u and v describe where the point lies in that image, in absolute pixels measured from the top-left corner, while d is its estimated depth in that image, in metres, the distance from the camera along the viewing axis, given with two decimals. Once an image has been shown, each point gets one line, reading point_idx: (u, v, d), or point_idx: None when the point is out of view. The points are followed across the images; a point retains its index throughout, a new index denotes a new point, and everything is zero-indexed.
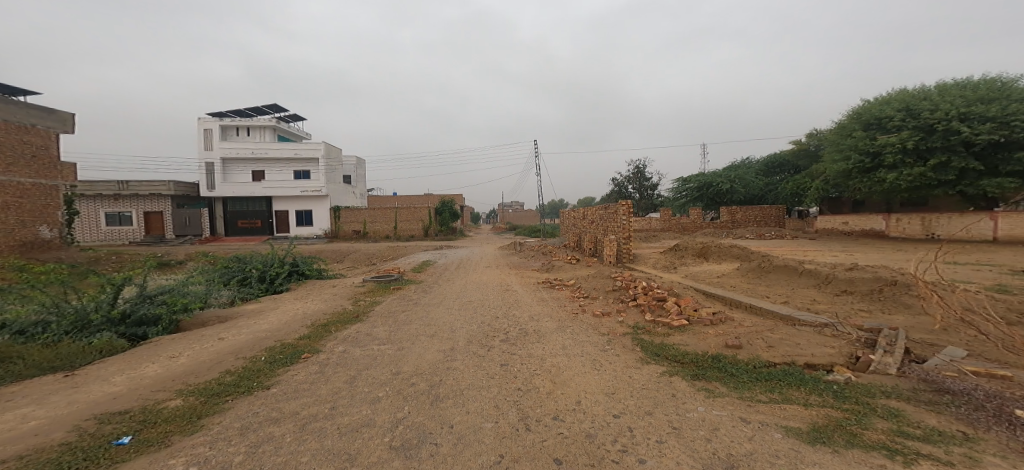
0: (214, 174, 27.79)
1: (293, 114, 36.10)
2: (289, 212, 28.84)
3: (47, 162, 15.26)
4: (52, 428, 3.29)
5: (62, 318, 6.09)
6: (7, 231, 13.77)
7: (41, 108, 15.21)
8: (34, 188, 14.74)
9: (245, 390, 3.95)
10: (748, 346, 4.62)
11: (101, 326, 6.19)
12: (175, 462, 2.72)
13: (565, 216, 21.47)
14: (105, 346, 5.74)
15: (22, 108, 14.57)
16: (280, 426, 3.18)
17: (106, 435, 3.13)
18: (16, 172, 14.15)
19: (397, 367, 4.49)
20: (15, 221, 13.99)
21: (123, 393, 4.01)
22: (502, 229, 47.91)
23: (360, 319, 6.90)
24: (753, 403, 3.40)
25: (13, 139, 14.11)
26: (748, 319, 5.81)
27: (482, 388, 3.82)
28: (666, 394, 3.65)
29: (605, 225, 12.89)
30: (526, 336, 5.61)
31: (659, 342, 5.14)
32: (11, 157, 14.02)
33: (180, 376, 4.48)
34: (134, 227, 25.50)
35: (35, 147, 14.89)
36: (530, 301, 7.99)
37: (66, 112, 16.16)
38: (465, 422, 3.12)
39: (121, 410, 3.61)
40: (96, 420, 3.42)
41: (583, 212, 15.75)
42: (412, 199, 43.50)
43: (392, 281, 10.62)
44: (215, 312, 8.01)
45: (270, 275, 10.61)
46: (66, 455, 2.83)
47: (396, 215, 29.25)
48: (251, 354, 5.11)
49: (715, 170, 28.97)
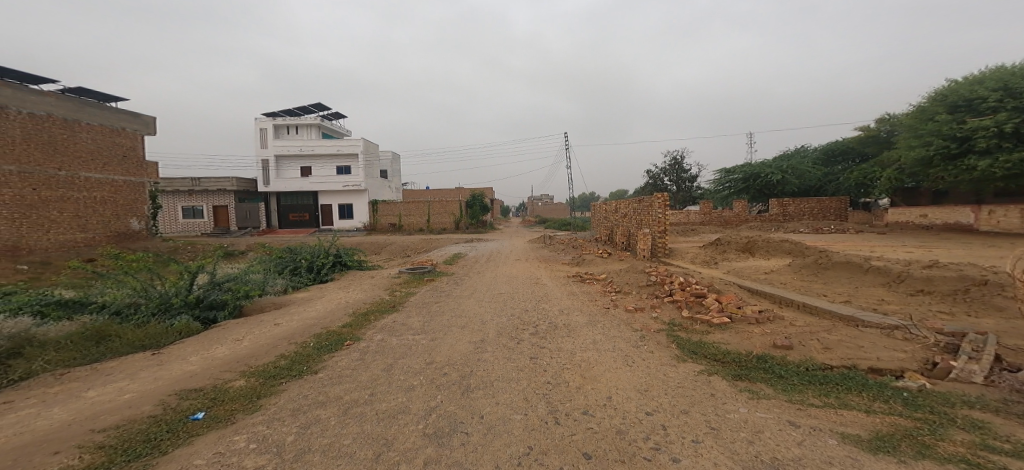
0: (268, 170, 29.67)
1: (335, 112, 37.64)
2: (332, 206, 30.35)
3: (136, 162, 18.20)
4: (142, 401, 3.71)
5: (150, 301, 6.80)
6: (104, 223, 16.60)
7: (129, 113, 17.90)
8: (125, 184, 17.64)
9: (297, 373, 4.24)
10: (800, 347, 4.35)
11: (181, 308, 6.91)
12: (238, 438, 2.99)
13: (595, 209, 21.10)
14: (184, 327, 6.39)
15: (115, 113, 17.36)
16: (326, 408, 3.39)
17: (185, 410, 3.49)
18: (111, 171, 17.03)
19: (431, 357, 4.62)
20: (111, 215, 16.88)
21: (197, 372, 4.44)
22: (533, 222, 47.71)
23: (396, 308, 7.20)
24: (804, 407, 3.21)
25: (109, 142, 17.00)
26: (801, 318, 5.47)
27: (513, 380, 3.85)
28: (703, 394, 3.51)
29: (638, 219, 12.50)
30: (556, 330, 5.59)
31: (696, 339, 4.95)
32: (108, 158, 16.92)
33: (243, 357, 4.89)
34: (204, 220, 28.02)
35: (126, 149, 17.81)
36: (561, 294, 8.04)
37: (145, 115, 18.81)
38: (496, 413, 3.17)
39: (195, 388, 3.99)
40: (177, 395, 3.81)
41: (615, 204, 15.36)
42: (444, 193, 44.49)
43: (425, 273, 10.94)
44: (271, 298, 8.65)
45: (318, 265, 11.29)
46: (153, 427, 3.19)
47: (428, 208, 29.83)
48: (302, 340, 5.46)
49: (765, 159, 27.17)
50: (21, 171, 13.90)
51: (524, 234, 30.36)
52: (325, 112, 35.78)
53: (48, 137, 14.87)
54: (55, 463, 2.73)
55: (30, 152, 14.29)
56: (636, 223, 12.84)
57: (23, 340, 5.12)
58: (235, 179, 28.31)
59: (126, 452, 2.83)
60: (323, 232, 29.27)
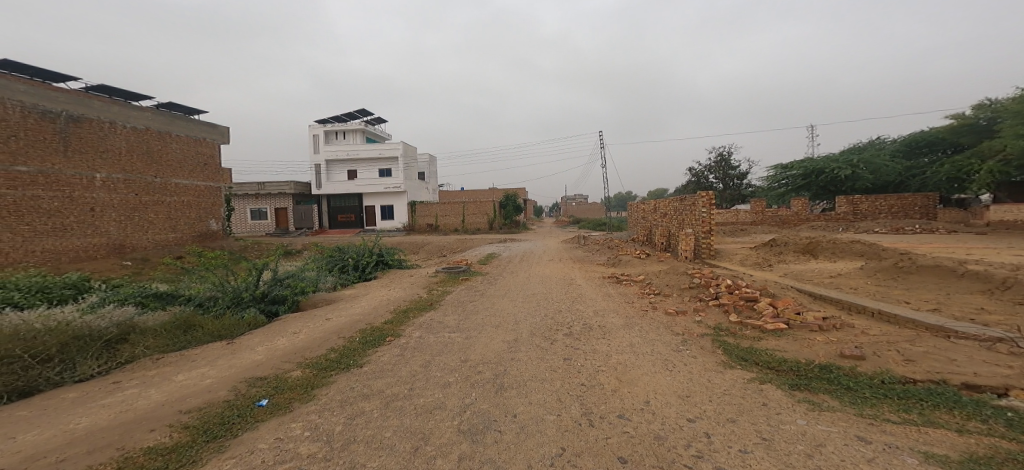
0: (321, 174, 31.46)
1: (378, 117, 39.22)
2: (375, 207, 31.61)
3: (213, 168, 20.06)
4: (218, 386, 4.07)
5: (226, 294, 7.44)
6: (190, 225, 18.63)
7: (207, 124, 19.69)
8: (205, 189, 19.61)
9: (345, 366, 4.47)
10: (873, 358, 3.98)
11: (250, 302, 7.50)
12: (294, 425, 3.19)
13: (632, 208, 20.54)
14: (252, 319, 6.95)
15: (197, 124, 19.19)
16: (370, 401, 3.54)
17: (253, 396, 3.79)
18: (194, 177, 18.95)
19: (465, 355, 4.69)
20: (195, 217, 18.90)
21: (262, 362, 4.80)
22: (567, 222, 47.11)
23: (433, 306, 7.39)
24: (877, 422, 2.93)
25: (193, 151, 18.91)
26: (876, 327, 5.00)
27: (545, 381, 3.83)
28: (753, 402, 3.31)
29: (680, 219, 11.98)
30: (591, 331, 5.49)
31: (745, 345, 4.68)
32: (192, 166, 18.84)
33: (300, 349, 5.22)
34: (268, 221, 30.35)
35: (206, 157, 19.67)
36: (596, 295, 7.89)
37: (221, 125, 20.51)
38: (529, 412, 3.16)
39: (260, 376, 4.31)
40: (246, 382, 4.14)
41: (654, 204, 14.86)
42: (477, 193, 45.12)
43: (461, 272, 11.13)
44: (324, 295, 9.19)
45: (363, 264, 11.84)
46: (226, 411, 3.48)
47: (463, 209, 30.24)
48: (349, 335, 5.75)
49: (831, 154, 25.14)
50: (125, 179, 15.87)
51: (558, 233, 30.11)
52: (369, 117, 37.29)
53: (146, 149, 16.83)
54: (150, 440, 3.06)
55: (132, 162, 16.25)
56: (677, 222, 12.31)
57: (129, 327, 5.80)
58: (292, 183, 30.22)
59: (205, 433, 3.12)
60: (366, 232, 30.53)
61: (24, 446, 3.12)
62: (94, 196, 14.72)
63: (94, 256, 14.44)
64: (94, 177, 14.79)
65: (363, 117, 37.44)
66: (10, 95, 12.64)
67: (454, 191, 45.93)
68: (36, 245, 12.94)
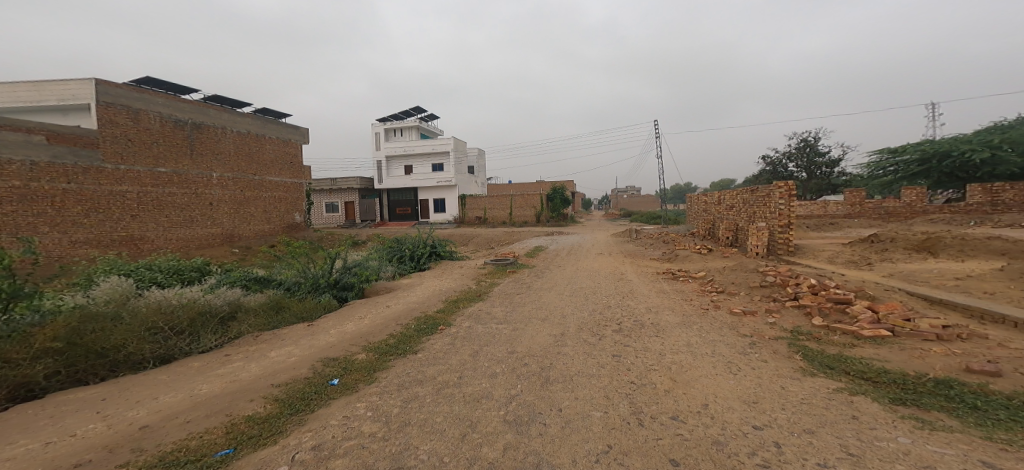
0: (381, 170, 33.23)
1: (432, 114, 40.49)
2: (428, 201, 32.75)
3: (299, 167, 21.88)
4: (299, 364, 4.49)
5: (307, 280, 8.17)
6: (281, 217, 20.61)
7: (291, 126, 21.46)
8: (293, 186, 21.50)
9: (402, 352, 4.72)
10: (1013, 376, 3.40)
11: (326, 289, 8.17)
12: (359, 405, 3.43)
13: (693, 201, 19.51)
14: (327, 304, 7.56)
15: (285, 127, 21.03)
16: (422, 387, 3.71)
17: (324, 375, 4.13)
18: (284, 175, 20.85)
19: (512, 347, 4.74)
20: (286, 210, 20.92)
21: (335, 344, 5.20)
22: (617, 214, 45.71)
23: (482, 297, 7.54)
24: (1011, 447, 2.49)
25: (283, 152, 20.82)
26: (1017, 340, 4.26)
27: (592, 377, 3.77)
28: (839, 415, 3.01)
29: (750, 212, 11.12)
30: (642, 329, 5.30)
31: (835, 353, 4.25)
32: (282, 165, 20.76)
33: (363, 334, 5.59)
34: (338, 213, 32.85)
35: (293, 157, 21.53)
36: (649, 291, 7.60)
37: (304, 128, 22.25)
38: (574, 407, 3.14)
39: (332, 357, 4.68)
40: (321, 362, 4.52)
41: (720, 195, 13.87)
42: (525, 186, 45.17)
43: (509, 264, 11.24)
44: (383, 283, 9.75)
45: (417, 254, 12.38)
46: (303, 388, 3.83)
47: (510, 202, 30.33)
48: (405, 322, 6.06)
49: (964, 135, 20.94)
50: (234, 177, 18.03)
51: (608, 227, 29.38)
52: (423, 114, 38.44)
53: (248, 151, 18.89)
54: (247, 410, 3.45)
55: (238, 162, 18.39)
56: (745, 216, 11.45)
57: (237, 306, 6.59)
58: (359, 178, 32.25)
59: (289, 406, 3.46)
60: (421, 225, 31.74)
61: (159, 407, 3.65)
62: (211, 193, 17.01)
63: (212, 244, 16.84)
64: (211, 176, 17.04)
65: (419, 114, 38.79)
66: (153, 107, 14.78)
67: (503, 184, 46.18)
68: (173, 235, 15.38)
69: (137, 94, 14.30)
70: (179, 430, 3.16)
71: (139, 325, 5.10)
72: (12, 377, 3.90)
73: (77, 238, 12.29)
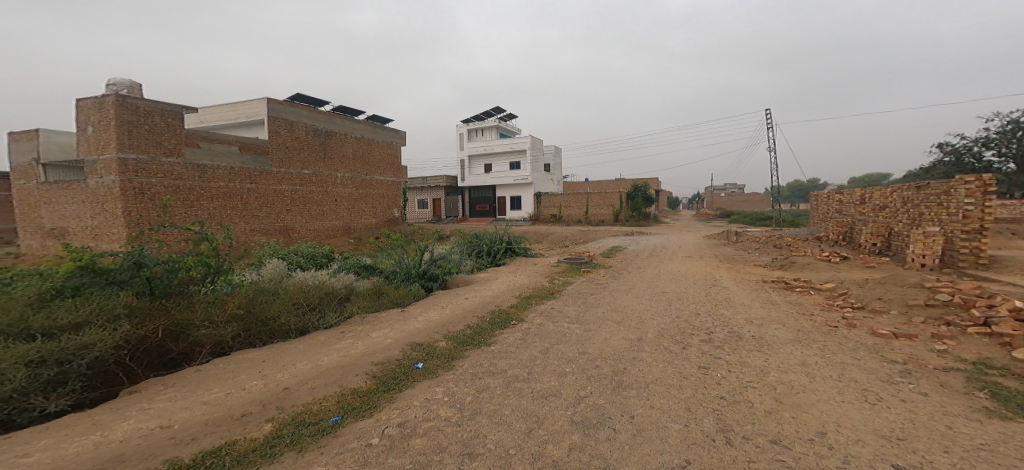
0: (464, 168, 34.79)
1: (511, 113, 41.15)
2: (506, 198, 33.51)
3: (399, 168, 23.67)
4: (392, 347, 4.90)
5: (401, 269, 8.88)
6: (384, 213, 22.50)
7: (393, 130, 23.18)
8: (395, 185, 23.33)
9: (477, 343, 4.92)
10: None
11: (414, 278, 8.81)
12: (438, 389, 3.67)
13: (818, 200, 17.24)
14: (416, 292, 8.14)
15: (391, 133, 22.94)
16: (494, 378, 3.83)
17: (412, 359, 4.47)
18: (388, 175, 22.74)
19: (584, 347, 4.67)
20: (389, 205, 22.86)
21: (421, 330, 5.57)
22: (709, 214, 42.22)
23: (555, 296, 7.53)
24: None
25: (389, 154, 22.75)
26: None
27: (672, 387, 3.56)
28: (997, 463, 2.45)
29: (917, 214, 9.37)
30: (739, 341, 4.87)
31: (1019, 393, 3.40)
32: (387, 167, 22.67)
33: (445, 323, 5.93)
34: (426, 210, 35.32)
35: (397, 160, 23.40)
36: (738, 300, 6.95)
37: (402, 131, 23.87)
38: (649, 416, 3.00)
39: (418, 342, 5.04)
40: (410, 346, 4.89)
41: (866, 192, 12.03)
42: (604, 183, 43.97)
43: (583, 264, 11.06)
44: (463, 276, 10.21)
45: (494, 250, 12.76)
46: (394, 368, 4.19)
47: (587, 200, 29.71)
48: (481, 314, 6.30)
49: None
50: (352, 176, 20.22)
51: (694, 227, 27.37)
52: (502, 114, 39.13)
53: (364, 153, 21.03)
54: (351, 383, 3.87)
55: (356, 164, 20.56)
56: (907, 219, 9.70)
57: (352, 289, 7.38)
58: (445, 177, 34.14)
59: (383, 384, 3.81)
60: (497, 221, 32.53)
61: (298, 372, 4.24)
62: (335, 189, 19.24)
63: (335, 234, 19.26)
64: (337, 176, 19.34)
65: (499, 114, 39.66)
66: (301, 119, 17.51)
67: (579, 182, 45.32)
68: (312, 225, 18.05)
69: (291, 109, 17.09)
70: (305, 395, 3.66)
71: (290, 301, 6.02)
72: (212, 335, 4.94)
73: (254, 226, 15.54)
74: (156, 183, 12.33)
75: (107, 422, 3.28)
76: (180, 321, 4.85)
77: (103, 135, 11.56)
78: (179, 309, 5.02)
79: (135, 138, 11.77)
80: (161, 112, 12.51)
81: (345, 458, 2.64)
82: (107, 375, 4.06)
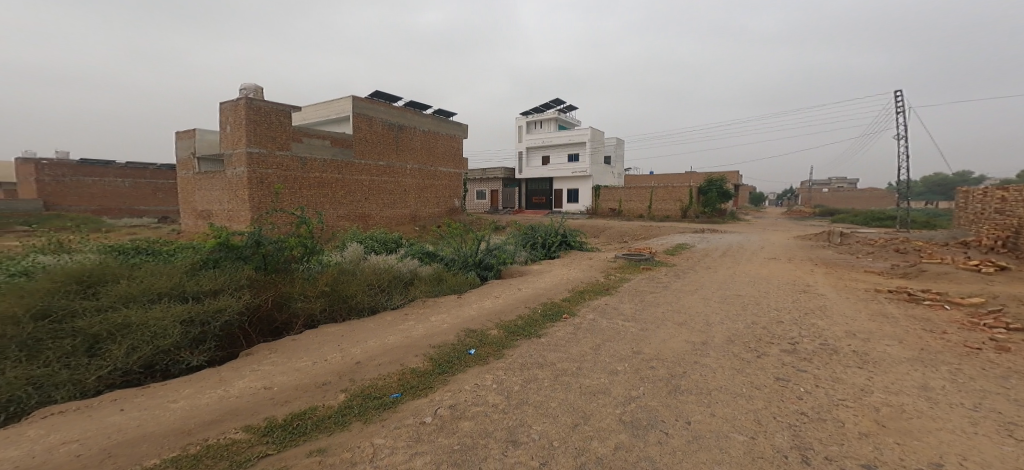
0: (522, 160, 34.97)
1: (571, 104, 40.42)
2: (563, 191, 33.17)
3: (461, 160, 24.36)
4: (447, 332, 5.08)
5: (459, 257, 9.17)
6: (446, 203, 23.23)
7: (456, 123, 23.86)
8: (457, 177, 24.02)
9: (527, 334, 4.95)
10: None
11: (470, 266, 9.06)
12: (488, 376, 3.76)
13: (971, 197, 14.56)
14: (471, 280, 8.37)
15: (456, 126, 23.66)
16: (543, 370, 3.84)
17: (465, 344, 4.61)
18: (451, 167, 23.45)
19: (638, 347, 4.52)
20: (450, 196, 23.58)
21: (474, 318, 5.72)
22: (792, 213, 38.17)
23: (610, 292, 7.34)
24: None
25: (453, 147, 23.50)
26: None
27: (737, 396, 3.34)
28: None
29: None
30: (816, 353, 4.43)
31: None
32: (451, 159, 23.38)
33: (497, 312, 6.04)
34: (483, 200, 36.10)
35: (460, 152, 24.10)
36: (816, 309, 6.30)
37: (464, 123, 24.49)
38: (707, 424, 2.85)
39: (471, 329, 5.17)
40: (464, 332, 5.04)
41: None
42: (672, 178, 41.73)
43: (643, 261, 10.65)
44: (516, 267, 10.29)
45: (548, 242, 12.73)
46: (449, 352, 4.35)
47: (651, 195, 28.38)
48: (533, 306, 6.32)
49: None
50: (420, 168, 21.13)
51: (770, 226, 25.13)
52: (562, 105, 38.64)
53: (430, 146, 21.85)
54: (409, 363, 4.08)
55: (424, 156, 21.45)
56: None
57: (416, 274, 7.78)
58: (502, 169, 34.55)
59: (437, 366, 3.98)
60: (553, 213, 32.33)
61: (370, 348, 4.57)
62: (404, 179, 20.21)
63: (403, 222, 20.29)
64: (406, 167, 20.32)
65: (558, 105, 39.17)
66: (378, 115, 18.65)
67: (642, 175, 43.50)
68: (385, 213, 19.20)
69: (371, 105, 18.25)
70: (371, 370, 3.93)
71: (367, 282, 6.56)
72: (306, 308, 5.50)
73: (340, 212, 17.14)
74: (271, 173, 14.29)
75: (230, 379, 3.77)
76: (284, 293, 5.48)
77: (236, 133, 13.79)
78: (284, 283, 5.66)
79: (257, 135, 13.85)
80: (281, 113, 14.61)
81: (401, 433, 2.80)
82: (231, 337, 4.72)
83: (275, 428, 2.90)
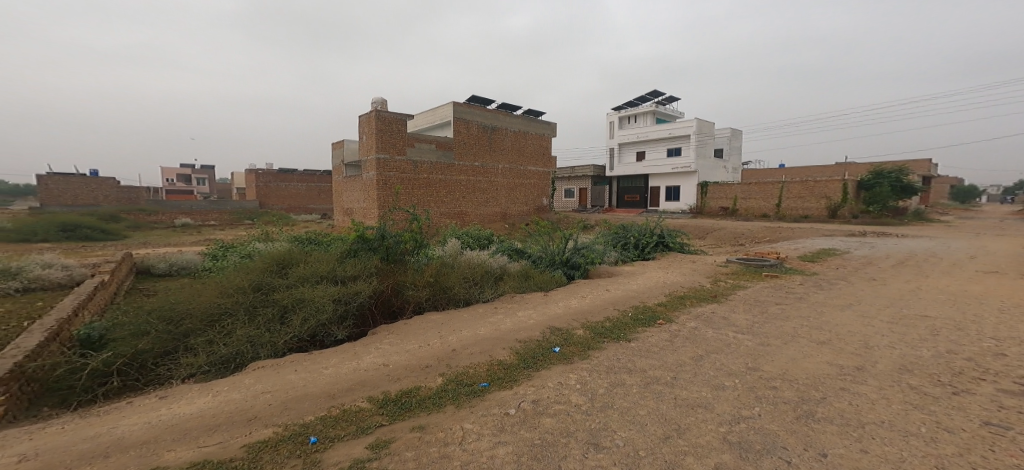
0: (614, 157, 33.92)
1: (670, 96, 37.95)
2: (661, 188, 31.35)
3: (550, 159, 24.48)
4: (532, 328, 5.12)
5: (546, 256, 9.22)
6: (534, 202, 23.51)
7: (547, 123, 24.01)
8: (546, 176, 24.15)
9: (616, 337, 4.77)
10: None
11: (557, 264, 9.04)
12: (571, 375, 3.70)
13: None
14: (558, 278, 8.33)
15: (547, 125, 23.84)
16: (631, 376, 3.66)
17: (550, 342, 4.60)
18: (541, 165, 23.68)
19: (754, 363, 4.06)
20: (539, 195, 23.80)
21: (562, 316, 5.66)
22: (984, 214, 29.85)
23: (718, 299, 6.72)
24: None
25: (544, 146, 23.71)
26: None
27: (902, 434, 2.77)
28: None
29: None
30: (987, 389, 3.54)
31: None
32: (541, 158, 23.62)
33: (585, 312, 5.91)
34: (573, 198, 35.86)
35: (551, 150, 24.22)
36: (998, 335, 5.00)
37: (552, 122, 24.53)
38: (859, 462, 2.43)
39: (557, 328, 5.14)
40: (550, 330, 5.03)
41: None
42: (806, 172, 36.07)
43: (765, 266, 9.46)
44: (608, 268, 9.97)
45: (643, 243, 12.12)
46: (534, 348, 4.39)
47: (781, 191, 24.48)
48: (625, 308, 6.05)
49: None
50: (511, 168, 21.71)
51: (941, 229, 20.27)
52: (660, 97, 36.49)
53: (522, 146, 22.32)
54: (499, 356, 4.20)
55: (515, 156, 22.00)
56: None
57: (505, 270, 8.02)
58: (592, 167, 33.88)
59: (524, 361, 4.03)
60: (650, 211, 30.69)
61: (466, 338, 4.81)
62: (495, 179, 20.89)
63: (493, 220, 21.06)
64: (499, 167, 21.00)
65: (654, 98, 37.12)
66: (477, 118, 19.61)
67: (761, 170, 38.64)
68: (479, 211, 20.13)
69: (471, 110, 19.27)
70: (465, 358, 4.14)
71: (468, 275, 7.00)
72: (416, 296, 6.01)
73: (443, 210, 18.42)
74: (393, 176, 16.14)
75: (362, 353, 4.28)
76: (401, 281, 6.09)
77: (368, 142, 15.93)
78: (401, 273, 6.30)
79: (382, 143, 15.76)
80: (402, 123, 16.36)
81: (487, 421, 2.89)
82: (363, 317, 5.52)
83: (389, 402, 3.20)
